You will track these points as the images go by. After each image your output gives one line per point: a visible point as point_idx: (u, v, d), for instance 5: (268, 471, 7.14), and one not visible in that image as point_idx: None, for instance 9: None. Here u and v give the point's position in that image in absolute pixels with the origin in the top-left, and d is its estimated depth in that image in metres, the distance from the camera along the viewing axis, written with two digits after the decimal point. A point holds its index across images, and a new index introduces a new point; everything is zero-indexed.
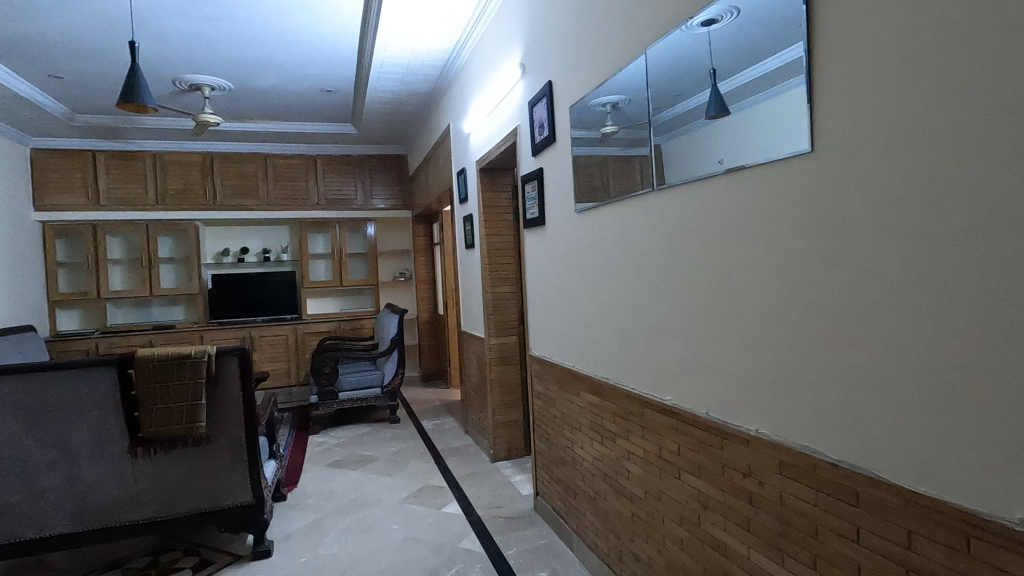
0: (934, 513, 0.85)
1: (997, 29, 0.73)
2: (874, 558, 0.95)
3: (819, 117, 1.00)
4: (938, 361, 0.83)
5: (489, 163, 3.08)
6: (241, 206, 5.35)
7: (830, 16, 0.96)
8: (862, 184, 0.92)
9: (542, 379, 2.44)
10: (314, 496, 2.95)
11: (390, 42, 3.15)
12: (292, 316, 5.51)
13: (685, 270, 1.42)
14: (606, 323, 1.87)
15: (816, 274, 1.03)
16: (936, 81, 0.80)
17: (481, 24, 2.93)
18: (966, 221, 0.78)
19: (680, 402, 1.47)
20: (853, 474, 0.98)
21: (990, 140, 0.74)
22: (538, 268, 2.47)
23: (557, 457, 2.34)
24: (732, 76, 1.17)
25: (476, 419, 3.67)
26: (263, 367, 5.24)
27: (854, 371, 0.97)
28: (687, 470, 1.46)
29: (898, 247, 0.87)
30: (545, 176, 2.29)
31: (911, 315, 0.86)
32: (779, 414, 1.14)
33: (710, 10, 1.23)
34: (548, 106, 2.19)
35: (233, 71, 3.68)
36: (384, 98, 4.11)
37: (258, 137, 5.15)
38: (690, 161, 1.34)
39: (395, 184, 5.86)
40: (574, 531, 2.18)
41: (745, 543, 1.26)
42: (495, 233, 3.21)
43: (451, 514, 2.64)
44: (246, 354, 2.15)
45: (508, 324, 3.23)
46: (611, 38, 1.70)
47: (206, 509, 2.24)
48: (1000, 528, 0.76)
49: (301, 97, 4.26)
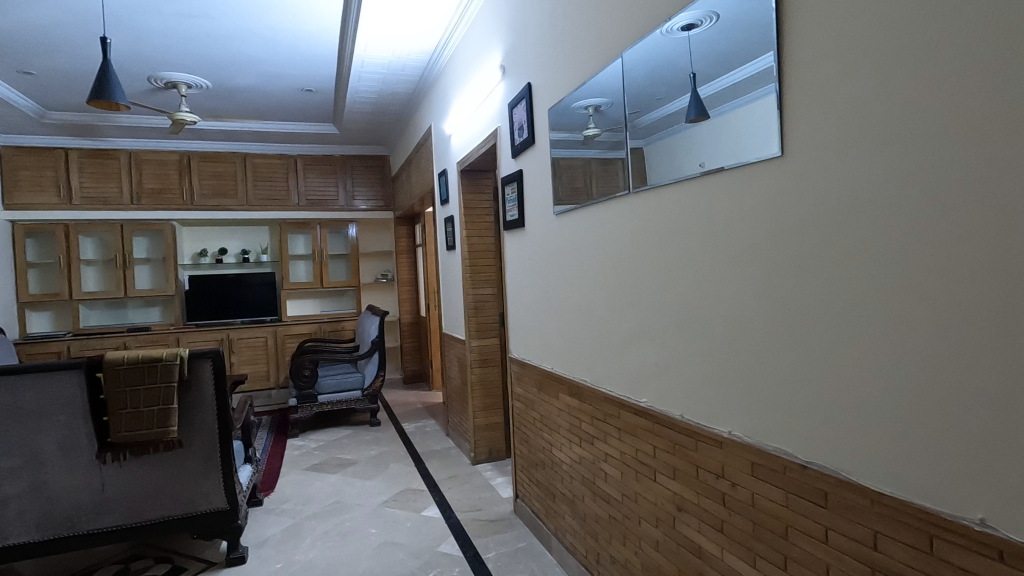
0: (899, 513, 0.86)
1: (966, 32, 0.73)
2: (842, 559, 0.96)
3: (791, 121, 1.01)
4: (903, 361, 0.84)
5: (470, 164, 3.07)
6: (220, 206, 5.26)
7: (801, 24, 0.97)
8: (833, 185, 0.93)
9: (521, 381, 2.44)
10: (291, 500, 2.90)
11: (370, 43, 3.14)
12: (272, 318, 5.44)
13: (661, 272, 1.43)
14: (583, 325, 1.87)
15: (787, 277, 1.04)
16: (910, 83, 0.80)
17: (462, 26, 2.92)
18: (932, 223, 0.79)
19: (655, 404, 1.48)
20: (822, 475, 0.99)
21: (957, 141, 0.75)
22: (517, 269, 2.46)
23: (535, 460, 2.34)
24: (711, 80, 1.17)
25: (457, 422, 3.65)
26: (242, 370, 5.17)
27: (824, 371, 0.98)
28: (662, 473, 1.46)
29: (867, 249, 0.88)
30: (525, 178, 2.29)
31: (881, 316, 0.87)
32: (752, 416, 1.15)
33: (690, 14, 1.23)
34: (527, 107, 2.19)
35: (211, 70, 3.63)
36: (366, 98, 4.08)
37: (237, 137, 5.08)
38: (670, 164, 1.34)
39: (378, 184, 5.81)
40: (553, 533, 2.18)
41: (717, 545, 1.26)
42: (476, 234, 3.20)
43: (430, 517, 2.62)
44: (220, 357, 2.11)
45: (490, 326, 3.22)
46: (591, 40, 1.70)
47: (178, 515, 2.20)
48: (961, 528, 0.77)
49: (281, 96, 4.21)
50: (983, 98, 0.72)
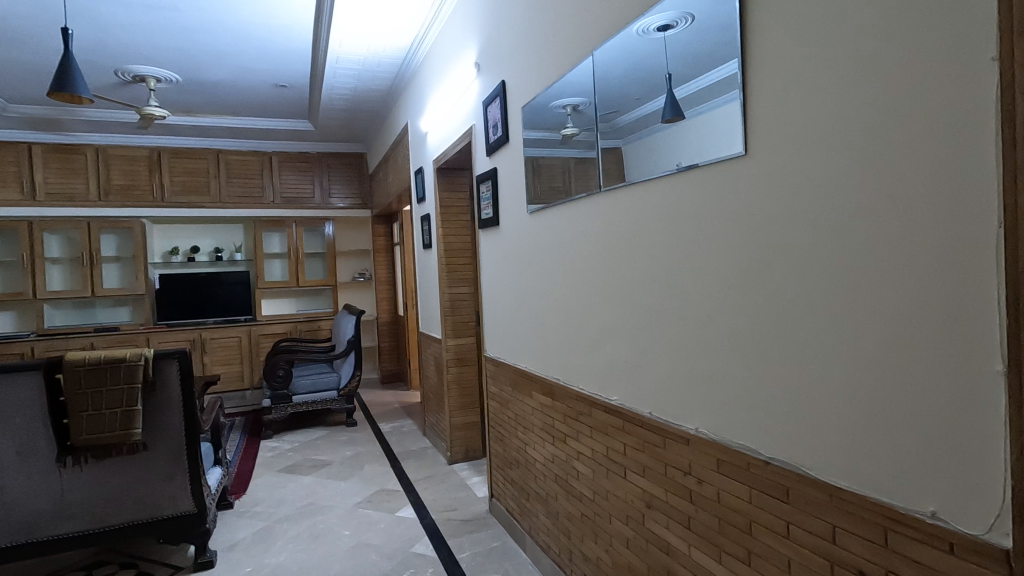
0: (856, 507, 0.87)
1: (917, 30, 0.74)
2: (802, 554, 0.97)
3: (754, 121, 1.02)
4: (857, 358, 0.86)
5: (446, 162, 3.05)
6: (191, 203, 5.14)
7: (766, 24, 0.98)
8: (793, 183, 0.94)
9: (496, 380, 2.43)
10: (263, 503, 2.85)
11: (345, 39, 3.10)
12: (246, 318, 5.35)
13: (631, 271, 1.43)
14: (555, 323, 1.87)
15: (750, 275, 1.05)
16: (870, 81, 0.81)
17: (437, 23, 2.90)
18: (882, 220, 0.80)
19: (626, 402, 1.48)
20: (783, 471, 1.00)
21: (907, 141, 0.76)
22: (492, 268, 2.45)
23: (510, 459, 2.33)
24: (687, 81, 1.16)
25: (434, 422, 3.63)
26: (215, 370, 5.08)
27: (786, 370, 0.99)
28: (632, 470, 1.47)
29: (827, 246, 0.89)
30: (499, 176, 2.28)
31: (839, 314, 0.88)
32: (717, 414, 1.16)
33: (665, 14, 1.22)
34: (501, 105, 2.19)
35: (181, 63, 3.55)
36: (342, 94, 4.03)
37: (210, 132, 4.98)
38: (644, 163, 1.34)
39: (355, 182, 5.75)
40: (527, 532, 2.18)
41: (685, 541, 1.27)
42: (453, 232, 3.19)
43: (405, 518, 2.60)
44: (186, 357, 2.05)
45: (466, 326, 3.21)
46: (564, 39, 1.70)
47: (143, 520, 2.14)
48: (914, 521, 0.79)
49: (255, 91, 4.13)
50: (938, 97, 0.73)
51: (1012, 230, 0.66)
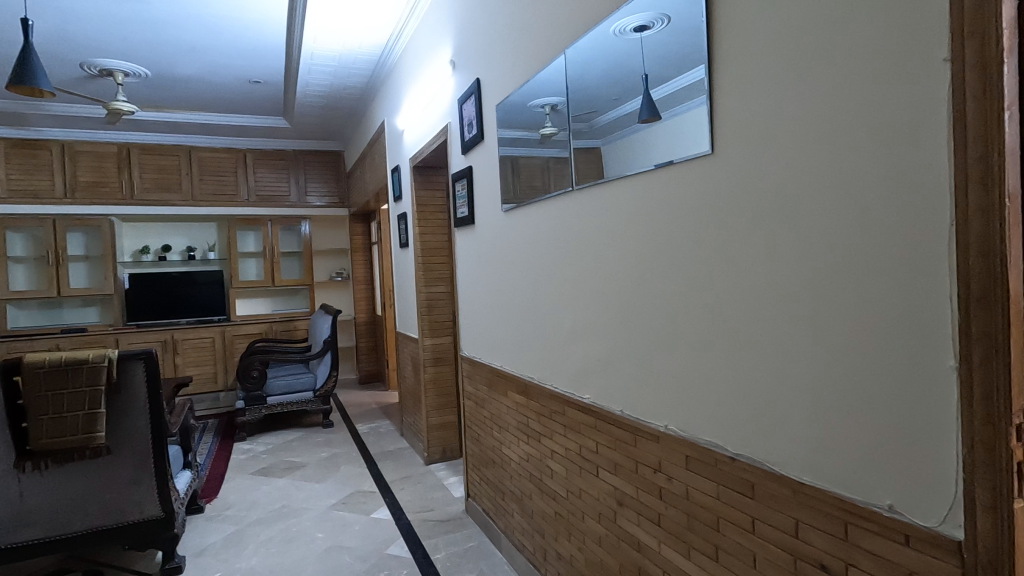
0: (818, 502, 0.88)
1: (883, 32, 0.74)
2: (768, 549, 0.98)
3: (720, 121, 1.02)
4: (818, 354, 0.87)
5: (422, 160, 3.03)
6: (162, 201, 5.02)
7: (734, 25, 0.98)
8: (759, 183, 0.95)
9: (472, 379, 2.42)
10: (235, 507, 2.80)
11: (319, 35, 3.05)
12: (219, 318, 5.27)
13: (603, 270, 1.43)
14: (530, 323, 1.86)
15: (716, 275, 1.06)
16: (832, 79, 0.82)
17: (413, 20, 2.88)
18: (842, 219, 0.81)
19: (598, 401, 1.49)
20: (749, 467, 1.01)
21: (866, 141, 0.77)
22: (467, 267, 2.44)
23: (486, 458, 2.33)
24: (664, 82, 1.15)
25: (411, 422, 3.60)
26: (187, 372, 4.98)
27: (750, 365, 1.00)
28: (604, 468, 1.47)
29: (788, 244, 0.90)
30: (474, 175, 2.27)
31: (800, 309, 0.89)
32: (687, 411, 1.16)
33: (641, 15, 1.20)
34: (476, 104, 2.18)
35: (150, 58, 3.46)
36: (318, 91, 3.98)
37: (181, 129, 4.87)
38: (618, 162, 1.33)
39: (333, 181, 5.68)
40: (503, 532, 2.17)
41: (656, 538, 1.28)
42: (429, 231, 3.16)
43: (380, 519, 2.57)
44: (153, 359, 2.01)
45: (443, 325, 3.19)
46: (539, 36, 1.69)
47: (108, 526, 2.08)
48: (872, 514, 0.80)
49: (227, 87, 4.05)
50: (896, 97, 0.73)
51: (963, 229, 0.67)
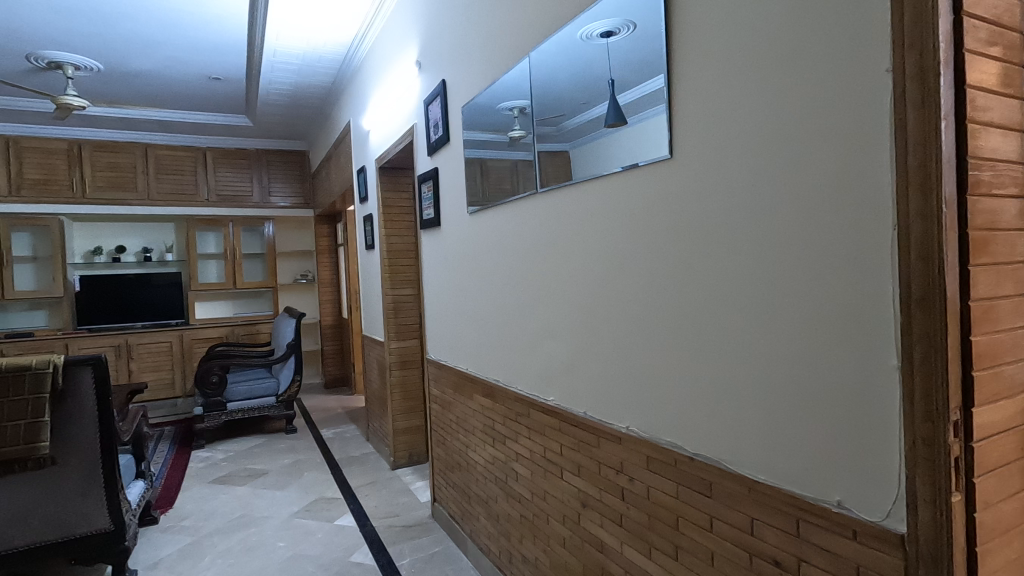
0: (772, 499, 0.90)
1: (835, 44, 0.76)
2: (724, 545, 1.00)
3: (679, 126, 1.04)
4: (770, 355, 0.89)
5: (388, 161, 3.00)
6: (116, 200, 4.83)
7: (692, 31, 1.00)
8: (713, 187, 0.97)
9: (438, 383, 2.40)
10: (191, 517, 2.70)
11: (282, 33, 3.00)
12: (178, 322, 5.11)
13: (566, 272, 1.44)
14: (495, 325, 1.86)
15: (675, 278, 1.07)
16: (783, 86, 0.84)
17: (379, 20, 2.85)
18: (789, 223, 0.84)
19: (562, 402, 1.49)
20: (707, 466, 1.03)
21: (815, 147, 0.80)
22: (433, 269, 2.42)
23: (452, 462, 2.31)
24: (630, 88, 1.16)
25: (377, 427, 3.55)
26: (142, 378, 4.81)
27: (711, 370, 1.01)
28: (568, 470, 1.47)
29: (743, 248, 0.92)
30: (440, 177, 2.26)
31: (754, 312, 0.91)
32: (648, 413, 1.18)
33: (608, 21, 1.20)
34: (442, 105, 2.17)
35: (103, 51, 3.34)
36: (281, 89, 3.90)
37: (137, 125, 4.69)
38: (582, 165, 1.34)
39: (297, 181, 5.56)
40: (468, 536, 2.16)
41: (618, 538, 1.29)
42: (396, 233, 3.13)
43: (344, 526, 2.52)
44: (102, 365, 1.92)
45: (410, 328, 3.15)
46: (504, 38, 1.69)
47: (53, 540, 1.99)
48: (822, 510, 0.83)
49: (186, 83, 3.93)
50: (844, 105, 0.76)
51: (904, 232, 0.70)
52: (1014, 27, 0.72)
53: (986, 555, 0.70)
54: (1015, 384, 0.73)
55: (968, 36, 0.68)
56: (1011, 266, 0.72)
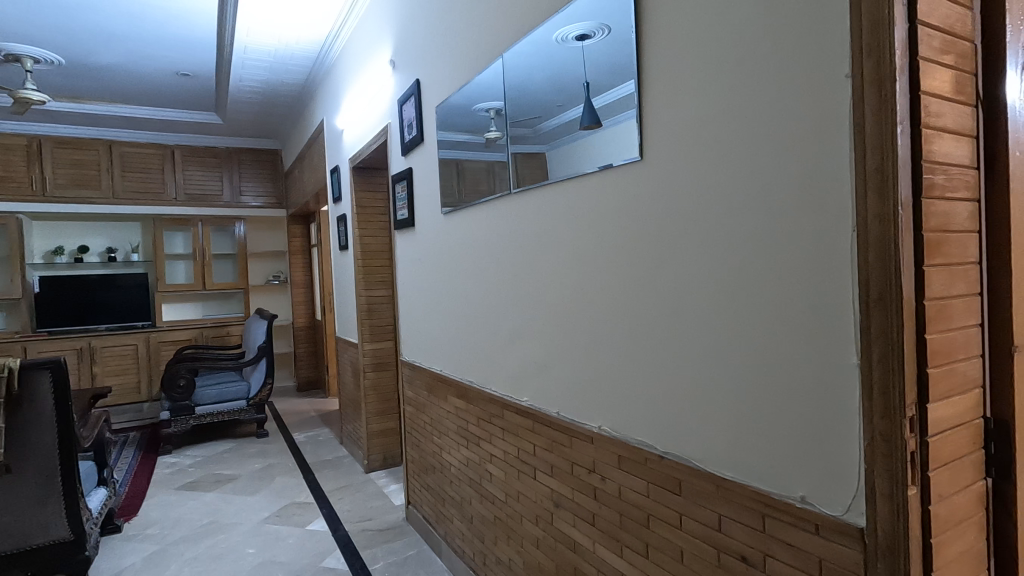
0: (739, 496, 0.92)
1: (804, 47, 0.77)
2: (693, 542, 1.01)
3: (648, 128, 1.05)
4: (736, 353, 0.91)
5: (362, 161, 2.97)
6: (79, 198, 4.66)
7: (662, 34, 1.01)
8: (683, 189, 0.98)
9: (412, 385, 2.37)
10: (157, 525, 2.62)
11: (253, 29, 2.94)
12: (144, 324, 4.99)
13: (540, 273, 1.44)
14: (469, 326, 1.85)
15: (645, 278, 1.08)
16: (750, 88, 0.85)
17: (353, 18, 2.83)
18: (756, 224, 0.86)
19: (535, 403, 1.49)
20: (677, 464, 1.04)
21: (779, 149, 0.81)
22: (407, 269, 2.40)
23: (426, 464, 2.29)
24: (605, 91, 1.16)
25: (351, 430, 3.50)
26: (106, 382, 4.66)
27: (679, 368, 1.02)
28: (541, 470, 1.47)
29: (710, 249, 0.94)
30: (414, 176, 2.24)
31: (721, 311, 0.93)
32: (619, 412, 1.18)
33: (584, 24, 1.20)
34: (415, 105, 2.15)
35: (64, 44, 3.22)
36: (253, 86, 3.83)
37: (102, 121, 4.55)
38: (557, 166, 1.34)
39: (269, 180, 5.47)
40: (443, 538, 2.15)
41: (590, 538, 1.29)
42: (370, 234, 3.10)
43: (316, 531, 2.48)
44: (62, 368, 1.85)
45: (384, 329, 3.12)
46: (479, 38, 1.68)
47: (9, 551, 1.91)
48: (786, 506, 0.84)
49: (153, 79, 3.82)
50: (805, 108, 0.78)
51: (864, 233, 0.72)
52: (966, 36, 0.75)
53: (941, 547, 0.72)
54: (967, 380, 0.76)
55: (923, 44, 0.70)
56: (963, 266, 0.75)
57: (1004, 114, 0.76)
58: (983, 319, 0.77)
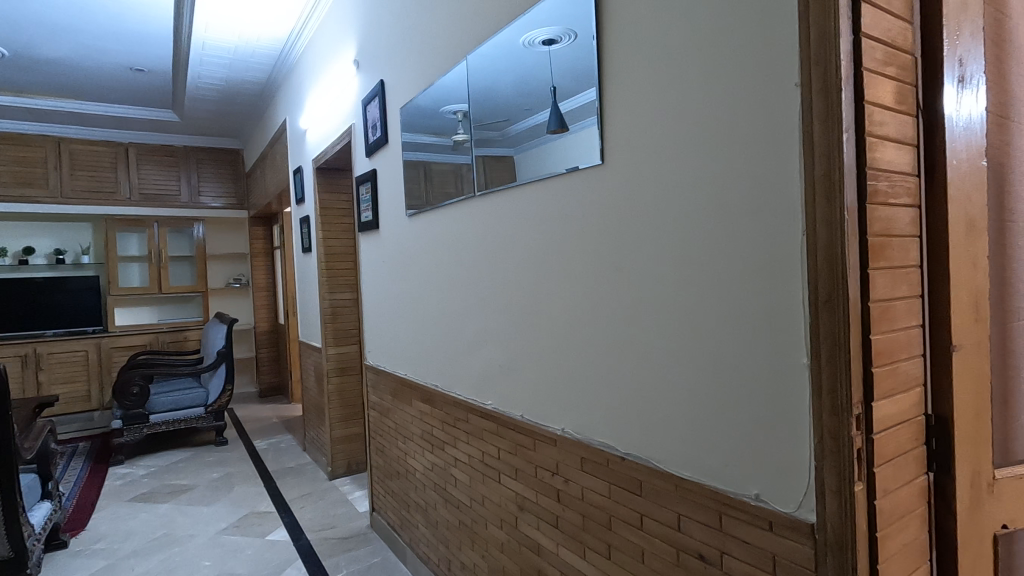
0: (698, 495, 0.93)
1: (759, 56, 0.79)
2: (654, 542, 1.02)
3: (609, 132, 1.06)
4: (693, 353, 0.92)
5: (325, 161, 2.92)
6: (24, 197, 4.43)
7: (623, 39, 1.02)
8: (642, 192, 0.99)
9: (377, 390, 2.34)
10: (107, 539, 2.51)
11: (212, 25, 2.86)
12: (95, 329, 4.77)
13: (503, 276, 1.44)
14: (433, 330, 1.83)
15: (606, 280, 1.09)
16: (704, 94, 0.87)
17: (317, 16, 2.78)
18: (711, 227, 0.87)
19: (499, 406, 1.49)
20: (637, 465, 1.05)
21: (733, 155, 0.83)
22: (371, 272, 2.37)
23: (391, 470, 2.25)
24: (571, 96, 1.17)
25: (314, 436, 3.43)
26: (53, 390, 4.44)
27: (639, 369, 1.03)
28: (506, 474, 1.47)
29: (669, 250, 0.95)
30: (378, 177, 2.22)
31: (678, 313, 0.94)
32: (582, 414, 1.19)
33: (551, 29, 1.20)
34: (380, 105, 2.13)
35: (7, 35, 3.06)
36: (212, 83, 3.72)
37: (50, 117, 4.34)
38: (523, 169, 1.33)
39: (230, 181, 5.33)
40: (407, 545, 2.12)
41: (554, 541, 1.30)
42: (334, 236, 3.04)
43: (277, 541, 2.42)
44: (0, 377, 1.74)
45: (348, 333, 3.07)
46: (444, 39, 1.67)
47: None
48: (740, 504, 0.86)
49: (104, 73, 3.66)
50: (756, 113, 0.80)
51: (812, 236, 0.74)
52: (906, 49, 0.78)
53: (885, 540, 0.75)
54: (910, 378, 0.79)
55: (868, 57, 0.73)
56: (906, 269, 0.78)
57: (943, 124, 0.79)
58: (923, 320, 0.81)
